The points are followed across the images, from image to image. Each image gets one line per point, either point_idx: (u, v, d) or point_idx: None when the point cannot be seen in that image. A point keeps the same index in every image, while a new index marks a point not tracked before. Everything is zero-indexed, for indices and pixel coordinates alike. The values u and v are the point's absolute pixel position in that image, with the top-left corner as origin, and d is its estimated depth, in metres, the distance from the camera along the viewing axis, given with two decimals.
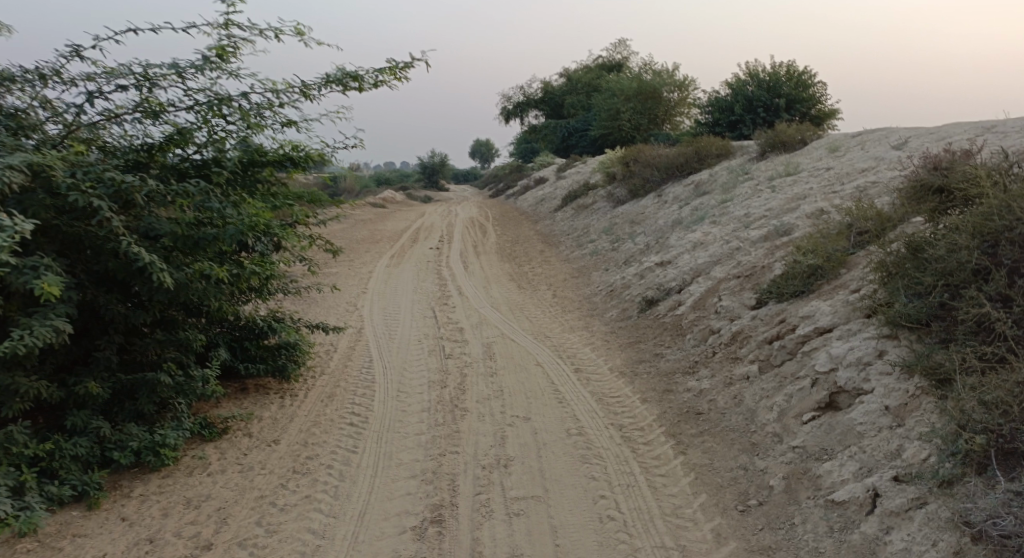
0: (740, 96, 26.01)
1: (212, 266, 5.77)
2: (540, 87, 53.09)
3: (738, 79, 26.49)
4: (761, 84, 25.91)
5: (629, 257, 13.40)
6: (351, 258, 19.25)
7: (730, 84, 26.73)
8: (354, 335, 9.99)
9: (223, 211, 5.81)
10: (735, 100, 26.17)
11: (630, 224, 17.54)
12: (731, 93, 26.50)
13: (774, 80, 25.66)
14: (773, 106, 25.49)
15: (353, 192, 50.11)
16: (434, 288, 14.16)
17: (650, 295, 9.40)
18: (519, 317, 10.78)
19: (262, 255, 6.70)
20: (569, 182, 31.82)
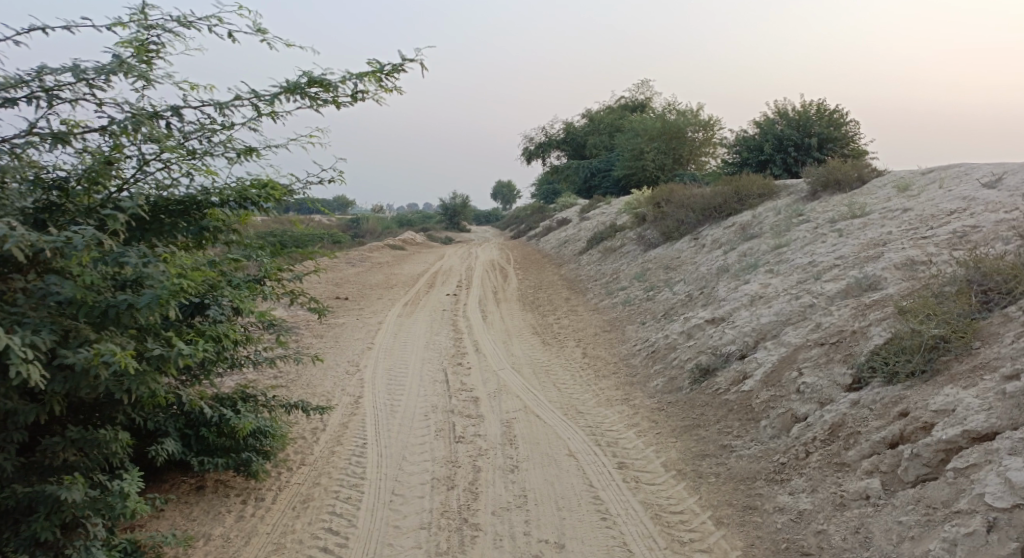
0: (770, 135, 24.57)
1: (115, 349, 4.06)
2: (562, 129, 52.11)
3: (769, 117, 25.10)
4: (792, 122, 24.50)
5: (669, 309, 11.76)
6: (362, 306, 17.73)
7: (759, 122, 25.33)
8: (349, 407, 8.41)
9: (143, 269, 4.28)
10: (765, 139, 24.72)
11: (665, 271, 15.94)
12: (762, 131, 25.11)
13: (808, 118, 24.24)
14: (806, 145, 24.08)
15: (372, 234, 48.98)
16: (448, 343, 12.55)
17: (705, 362, 7.76)
18: (545, 383, 9.12)
19: (214, 321, 5.23)
20: (593, 224, 30.38)
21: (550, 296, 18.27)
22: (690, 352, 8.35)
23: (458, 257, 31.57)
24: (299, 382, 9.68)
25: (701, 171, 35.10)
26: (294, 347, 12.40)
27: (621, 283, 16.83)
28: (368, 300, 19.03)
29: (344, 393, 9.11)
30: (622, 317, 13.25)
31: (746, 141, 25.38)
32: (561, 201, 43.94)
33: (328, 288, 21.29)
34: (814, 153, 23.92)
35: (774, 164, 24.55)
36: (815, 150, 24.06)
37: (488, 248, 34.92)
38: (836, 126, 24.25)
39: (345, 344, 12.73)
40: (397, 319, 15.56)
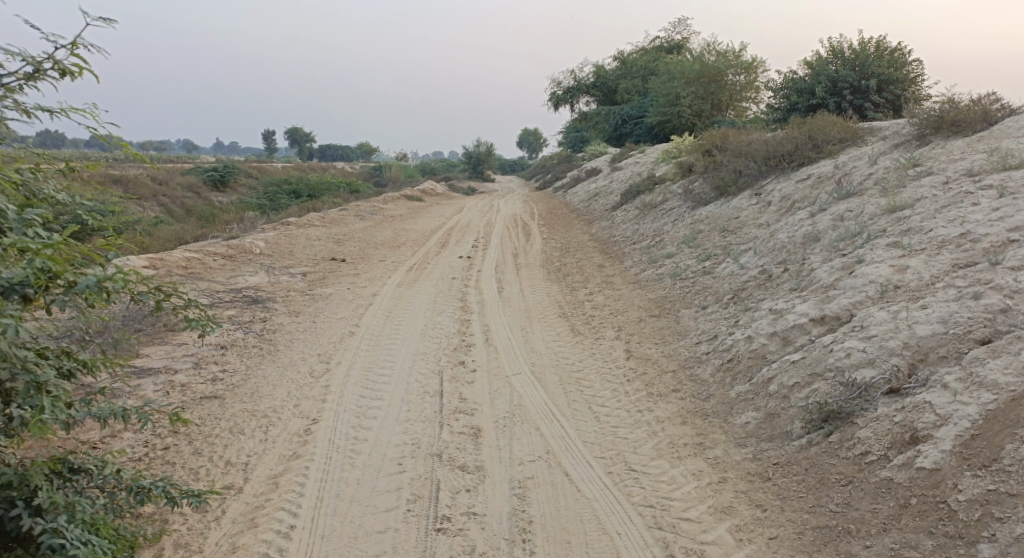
0: (824, 76, 21.32)
1: None
2: (592, 72, 48.53)
3: (820, 57, 21.85)
4: (848, 61, 21.36)
5: (740, 292, 9.05)
6: (360, 272, 15.09)
7: (811, 61, 22.01)
8: (293, 437, 5.89)
9: None
10: (816, 81, 21.43)
11: (723, 237, 13.21)
12: (810, 73, 21.93)
13: (875, 53, 20.98)
14: (862, 88, 20.99)
15: (393, 183, 46.34)
16: (452, 328, 9.81)
17: (828, 394, 5.15)
18: (577, 409, 6.41)
19: None
20: (627, 174, 27.40)
21: (580, 261, 15.52)
22: (797, 371, 5.55)
23: (479, 210, 28.80)
24: (243, 394, 7.08)
25: (742, 118, 31.79)
26: (262, 330, 9.83)
27: (666, 248, 14.11)
28: (369, 263, 16.40)
29: (296, 413, 6.50)
30: (673, 295, 10.54)
31: (794, 84, 22.19)
32: (591, 150, 40.71)
33: (327, 247, 18.65)
34: (875, 95, 20.82)
35: (826, 108, 21.36)
36: (875, 92, 20.94)
37: (512, 201, 32.09)
38: (900, 65, 21.07)
39: (323, 328, 10.05)
40: (396, 291, 12.84)
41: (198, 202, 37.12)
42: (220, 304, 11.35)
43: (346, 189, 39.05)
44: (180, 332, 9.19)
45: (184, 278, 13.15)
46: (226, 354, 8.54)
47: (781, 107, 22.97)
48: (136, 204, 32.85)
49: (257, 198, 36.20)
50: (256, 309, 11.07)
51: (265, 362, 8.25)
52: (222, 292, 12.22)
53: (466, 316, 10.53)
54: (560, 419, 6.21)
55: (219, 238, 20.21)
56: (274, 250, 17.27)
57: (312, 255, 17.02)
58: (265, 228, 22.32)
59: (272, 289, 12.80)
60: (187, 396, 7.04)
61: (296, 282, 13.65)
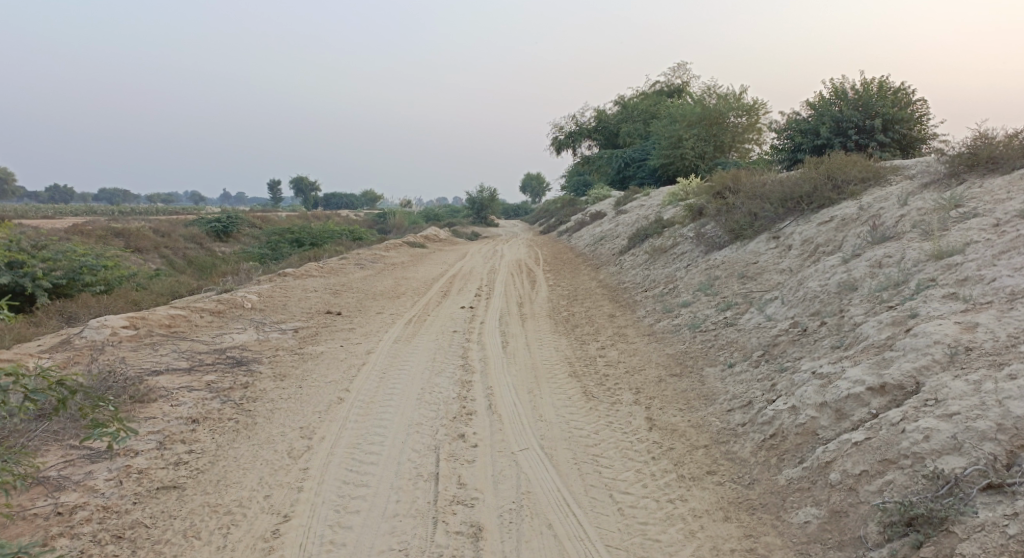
0: (828, 117, 20.82)
1: None
2: (593, 116, 48.21)
3: (823, 97, 21.31)
4: (852, 101, 20.89)
5: (770, 349, 8.15)
6: (356, 326, 14.17)
7: (814, 102, 21.58)
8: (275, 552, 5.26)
9: None
10: (820, 122, 20.97)
11: (742, 285, 12.41)
12: (814, 114, 21.37)
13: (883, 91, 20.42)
14: (867, 128, 20.46)
15: (397, 230, 45.70)
16: (451, 391, 8.86)
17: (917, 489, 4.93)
18: (596, 505, 5.58)
19: None
20: (633, 217, 26.66)
21: (590, 310, 14.61)
22: (863, 456, 5.28)
23: (483, 256, 28.00)
24: (207, 482, 6.09)
25: (745, 159, 31.22)
26: (242, 397, 8.87)
27: (681, 297, 13.24)
28: (366, 316, 15.51)
29: (264, 509, 5.67)
30: (692, 351, 9.63)
31: (798, 125, 21.72)
32: (594, 193, 40.09)
33: (323, 300, 17.76)
34: (880, 135, 20.32)
35: (832, 148, 20.85)
36: (881, 132, 20.43)
37: (516, 246, 31.35)
38: (903, 105, 20.62)
39: (309, 392, 9.07)
40: (393, 347, 11.90)
41: (199, 253, 36.41)
42: (200, 368, 10.41)
43: (348, 237, 38.31)
44: (151, 405, 8.29)
45: (166, 338, 12.24)
46: (195, 430, 7.53)
47: (786, 148, 22.41)
48: (132, 255, 32.02)
49: (260, 247, 35.45)
50: (238, 372, 10.13)
51: (239, 440, 7.26)
52: (205, 353, 11.31)
53: (466, 377, 9.58)
54: (575, 518, 5.48)
55: (211, 292, 19.31)
56: (266, 304, 16.38)
57: (306, 309, 16.13)
58: (259, 280, 21.41)
59: (260, 348, 11.88)
60: (140, 488, 6.07)
61: (286, 340, 12.74)
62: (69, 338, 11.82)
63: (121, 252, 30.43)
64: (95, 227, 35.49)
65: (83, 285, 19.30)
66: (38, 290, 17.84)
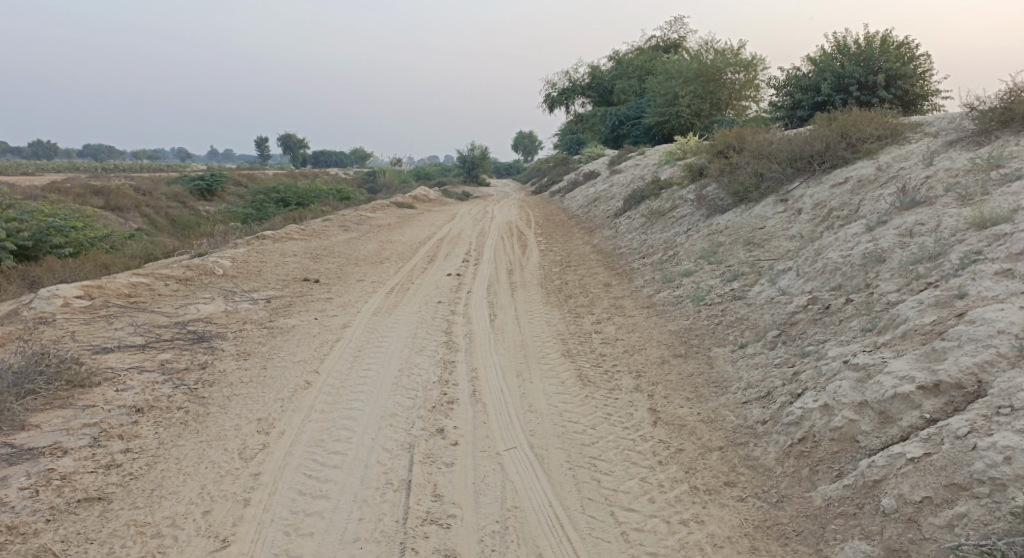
0: (828, 72, 19.81)
1: None
2: (587, 72, 46.84)
3: (824, 51, 20.26)
4: (854, 57, 19.81)
5: (786, 330, 7.25)
6: (334, 296, 13.20)
7: (815, 57, 20.57)
8: None
9: None
10: (821, 78, 19.99)
11: (748, 253, 11.54)
12: (813, 71, 20.37)
13: (888, 45, 19.38)
14: (869, 84, 19.44)
15: (386, 189, 44.52)
16: (430, 375, 7.99)
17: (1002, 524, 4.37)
18: (596, 529, 5.05)
19: None
20: (628, 178, 25.73)
21: (584, 279, 13.70)
22: (926, 481, 4.67)
23: (473, 218, 27.02)
24: (139, 493, 5.41)
25: (743, 117, 30.12)
26: (197, 382, 7.94)
27: (682, 266, 12.34)
28: (345, 285, 14.58)
29: (200, 531, 5.11)
30: (696, 328, 8.73)
31: (798, 81, 20.71)
32: (586, 152, 38.88)
33: (300, 266, 16.79)
34: (882, 92, 19.30)
35: (832, 106, 19.97)
36: (883, 89, 19.42)
37: (507, 207, 30.30)
38: (906, 61, 19.51)
39: (271, 376, 8.13)
40: (371, 321, 10.98)
41: (183, 213, 35.24)
42: (157, 344, 9.48)
43: (336, 197, 37.15)
44: (88, 392, 7.37)
45: (124, 310, 11.29)
46: (137, 425, 6.60)
47: (785, 105, 21.48)
48: (109, 214, 30.80)
49: (245, 207, 34.27)
50: (197, 350, 9.20)
51: (185, 436, 6.37)
52: (162, 328, 10.38)
53: (447, 358, 8.68)
54: (571, 545, 4.97)
55: (185, 257, 18.29)
56: (240, 271, 15.43)
57: (282, 276, 15.17)
58: (236, 243, 20.37)
59: (225, 322, 10.95)
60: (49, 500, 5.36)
61: (256, 312, 11.77)
62: (15, 310, 10.83)
63: (96, 211, 29.21)
64: (71, 186, 34.19)
65: (50, 247, 18.20)
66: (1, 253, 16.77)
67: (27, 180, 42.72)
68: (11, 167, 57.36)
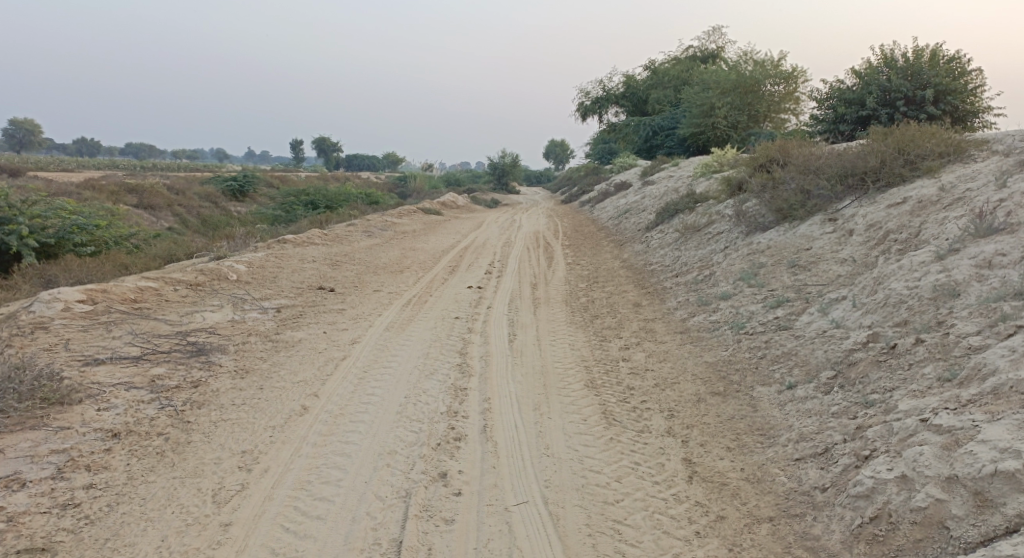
0: (874, 85, 18.79)
1: None
2: (621, 81, 45.99)
3: (870, 63, 19.25)
4: (901, 70, 18.78)
5: (842, 370, 6.43)
6: (347, 307, 12.51)
7: (860, 69, 19.57)
8: None
9: None
10: (866, 91, 19.00)
11: (793, 275, 10.66)
12: (858, 83, 19.38)
13: (939, 57, 18.35)
14: (916, 99, 18.42)
15: (416, 194, 43.97)
16: (439, 404, 7.28)
17: None
18: None
19: None
20: (661, 190, 24.86)
21: (612, 297, 12.88)
22: None
23: (500, 226, 26.25)
24: (90, 544, 5.12)
25: (782, 130, 29.06)
26: (185, 403, 7.26)
27: (719, 287, 11.47)
28: (362, 294, 13.91)
29: None
30: (735, 360, 7.90)
31: (841, 94, 19.74)
32: (619, 161, 37.95)
33: (318, 273, 16.14)
34: (930, 108, 18.25)
35: (877, 121, 18.90)
36: (931, 104, 18.38)
37: (536, 216, 29.51)
38: (957, 75, 18.47)
39: (266, 400, 7.44)
40: (383, 336, 10.26)
41: (213, 212, 34.88)
42: (153, 356, 8.84)
43: (365, 201, 36.60)
44: (68, 415, 6.69)
45: (125, 317, 10.70)
46: (106, 454, 5.95)
47: (826, 119, 20.51)
48: (138, 212, 30.50)
49: (273, 209, 33.86)
50: (193, 365, 8.54)
51: (157, 471, 5.79)
52: (161, 338, 9.76)
53: (458, 385, 7.92)
54: None
55: (202, 259, 17.73)
56: (255, 276, 14.84)
57: (297, 283, 14.53)
58: (255, 247, 19.78)
59: (230, 333, 10.33)
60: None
61: (264, 323, 11.11)
62: (14, 314, 10.26)
63: (123, 209, 28.88)
64: (104, 182, 33.99)
65: (73, 245, 17.77)
66: (24, 250, 16.31)
67: (59, 176, 42.68)
68: (48, 163, 57.62)
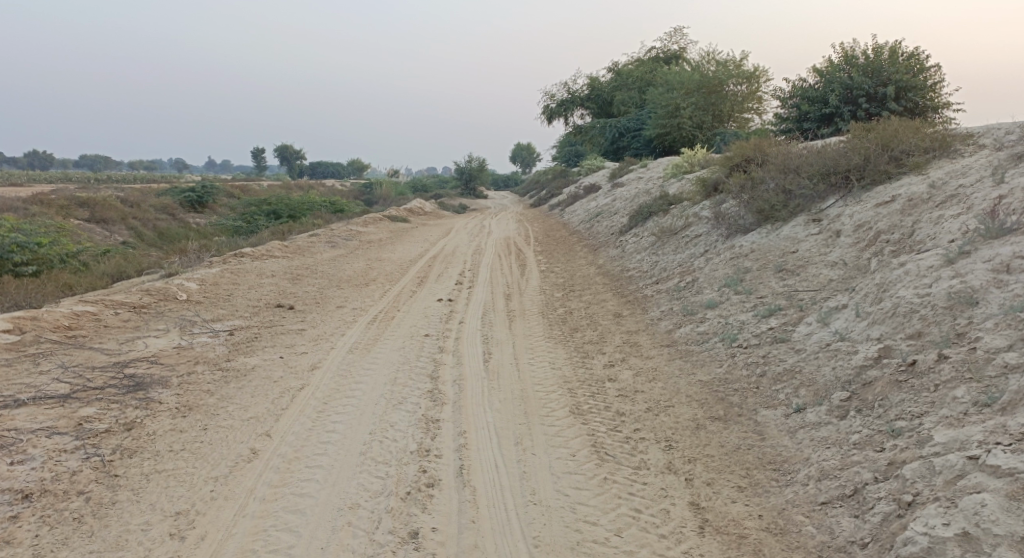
0: (837, 82, 18.39)
1: None
2: (585, 83, 45.52)
3: (831, 62, 18.89)
4: (862, 68, 18.44)
5: (858, 391, 5.82)
6: (306, 327, 11.60)
7: (822, 68, 19.22)
8: None
9: None
10: (829, 88, 18.60)
11: (781, 281, 10.01)
12: (821, 82, 18.98)
13: (899, 53, 18.06)
14: (879, 96, 18.09)
15: (381, 202, 43.02)
16: (410, 443, 6.56)
17: None
18: None
19: None
20: (631, 191, 24.29)
21: (590, 308, 12.14)
22: None
23: (468, 232, 25.44)
24: None
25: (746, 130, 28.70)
26: (114, 451, 6.54)
27: (703, 295, 10.80)
28: (322, 311, 13.01)
29: None
30: (734, 379, 7.18)
31: (804, 92, 19.35)
32: (586, 164, 37.30)
33: (277, 289, 15.20)
34: (892, 104, 17.91)
35: (841, 118, 18.51)
36: (893, 101, 18.09)
37: (504, 221, 28.75)
38: (917, 72, 18.22)
39: (209, 443, 6.60)
40: (346, 360, 9.44)
41: (171, 225, 33.58)
42: (83, 394, 7.90)
43: (329, 209, 35.60)
44: None
45: (59, 347, 9.75)
46: (12, 523, 5.40)
47: (790, 118, 20.10)
48: (91, 227, 29.19)
49: (234, 220, 32.73)
50: (128, 404, 7.64)
51: (71, 543, 5.26)
52: (95, 371, 8.81)
53: (429, 421, 7.08)
54: None
55: (153, 277, 16.68)
56: (208, 294, 13.90)
57: (253, 302, 13.58)
58: (211, 262, 18.73)
59: (174, 361, 9.41)
60: None
61: (214, 348, 10.19)
62: None
63: (74, 224, 27.58)
64: (55, 197, 32.57)
65: (13, 265, 16.64)
66: None
67: (14, 191, 40.92)
68: (3, 179, 55.71)
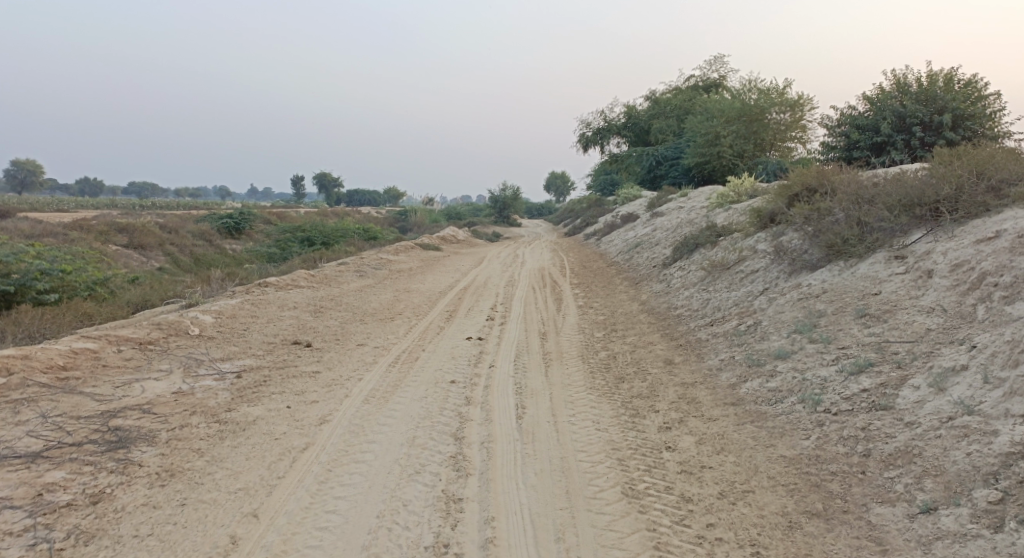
0: (888, 110, 17.03)
1: None
2: (623, 111, 44.43)
3: (883, 90, 17.44)
4: (915, 95, 17.02)
5: (1013, 492, 5.01)
6: (321, 369, 10.38)
7: (872, 94, 17.85)
8: None
9: None
10: (880, 116, 17.24)
11: (865, 329, 8.60)
12: (872, 109, 17.54)
13: (954, 80, 16.62)
14: (934, 125, 16.61)
15: (416, 229, 42.07)
16: (424, 532, 5.61)
17: None
18: None
19: None
20: (675, 221, 22.90)
21: (637, 352, 10.80)
22: None
23: (501, 262, 24.22)
24: None
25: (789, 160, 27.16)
26: (68, 535, 5.62)
27: (771, 343, 9.41)
28: (342, 350, 11.82)
29: None
30: (827, 457, 5.95)
31: (853, 120, 17.94)
32: (622, 194, 36.01)
33: (296, 323, 14.07)
34: (949, 133, 16.40)
35: (893, 148, 17.07)
36: (949, 129, 16.53)
37: (539, 250, 27.52)
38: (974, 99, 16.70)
39: (181, 528, 5.67)
40: (360, 412, 8.19)
41: (206, 250, 32.88)
42: (57, 450, 6.69)
43: (362, 236, 34.71)
44: None
45: (48, 392, 8.69)
46: None
47: (838, 146, 18.63)
48: (125, 253, 28.51)
49: (266, 247, 31.96)
50: (103, 467, 6.42)
51: None
52: (78, 423, 7.65)
53: (453, 505, 5.87)
54: None
55: (170, 307, 15.67)
56: (222, 328, 12.81)
57: (269, 338, 12.42)
58: (233, 292, 17.69)
59: (168, 410, 8.13)
60: None
61: (217, 394, 9.00)
62: None
63: (108, 250, 26.92)
64: (89, 221, 32.16)
65: (36, 293, 15.66)
66: None
67: (54, 216, 40.85)
68: (49, 205, 56.08)
